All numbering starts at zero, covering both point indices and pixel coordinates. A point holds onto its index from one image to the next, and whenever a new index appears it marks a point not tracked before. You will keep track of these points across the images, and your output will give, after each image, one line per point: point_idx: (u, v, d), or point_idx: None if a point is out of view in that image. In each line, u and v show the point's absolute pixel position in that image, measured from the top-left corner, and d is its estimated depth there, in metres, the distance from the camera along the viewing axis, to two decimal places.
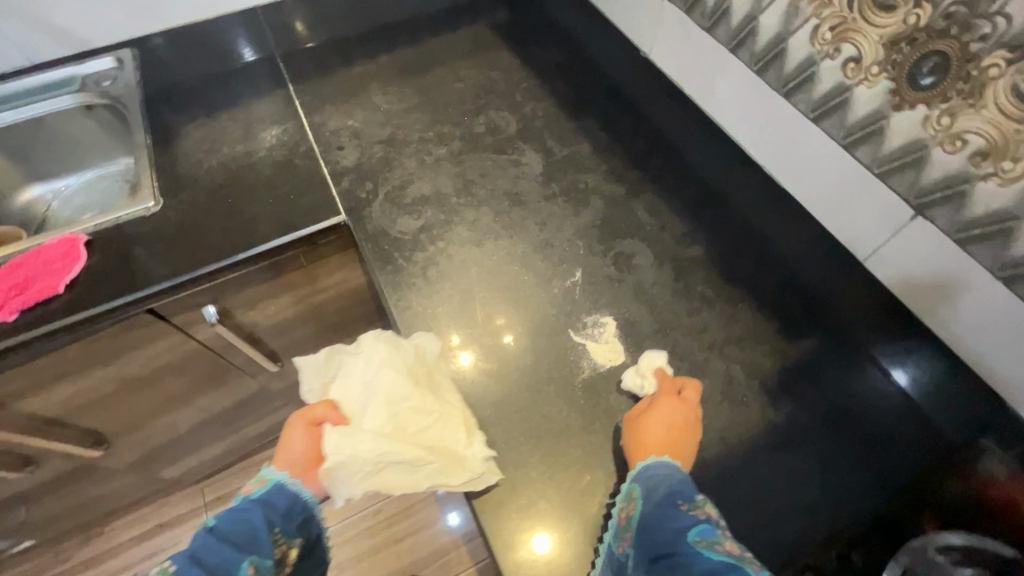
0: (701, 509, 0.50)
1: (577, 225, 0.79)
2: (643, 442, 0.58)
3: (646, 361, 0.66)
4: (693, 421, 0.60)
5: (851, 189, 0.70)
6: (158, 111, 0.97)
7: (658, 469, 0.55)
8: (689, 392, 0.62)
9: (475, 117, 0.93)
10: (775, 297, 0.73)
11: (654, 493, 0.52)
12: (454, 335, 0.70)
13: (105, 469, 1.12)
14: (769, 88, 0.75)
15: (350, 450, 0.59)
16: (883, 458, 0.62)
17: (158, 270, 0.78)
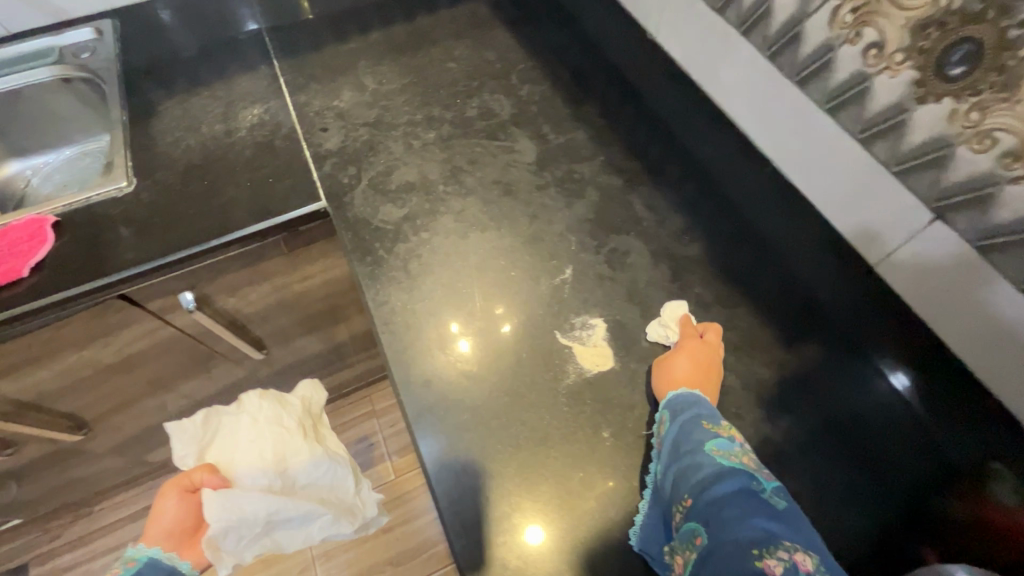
0: (725, 429, 0.52)
1: (570, 218, 0.75)
2: (672, 379, 0.58)
3: (667, 311, 0.66)
4: (718, 361, 0.60)
5: (867, 187, 0.64)
6: (136, 86, 0.93)
7: (688, 397, 0.56)
8: (711, 334, 0.62)
9: (467, 100, 0.88)
10: (778, 300, 0.68)
11: (681, 414, 0.54)
12: (453, 322, 0.67)
13: (88, 452, 1.11)
14: (782, 76, 0.69)
15: (239, 513, 0.63)
16: (876, 472, 0.57)
17: (129, 255, 0.74)
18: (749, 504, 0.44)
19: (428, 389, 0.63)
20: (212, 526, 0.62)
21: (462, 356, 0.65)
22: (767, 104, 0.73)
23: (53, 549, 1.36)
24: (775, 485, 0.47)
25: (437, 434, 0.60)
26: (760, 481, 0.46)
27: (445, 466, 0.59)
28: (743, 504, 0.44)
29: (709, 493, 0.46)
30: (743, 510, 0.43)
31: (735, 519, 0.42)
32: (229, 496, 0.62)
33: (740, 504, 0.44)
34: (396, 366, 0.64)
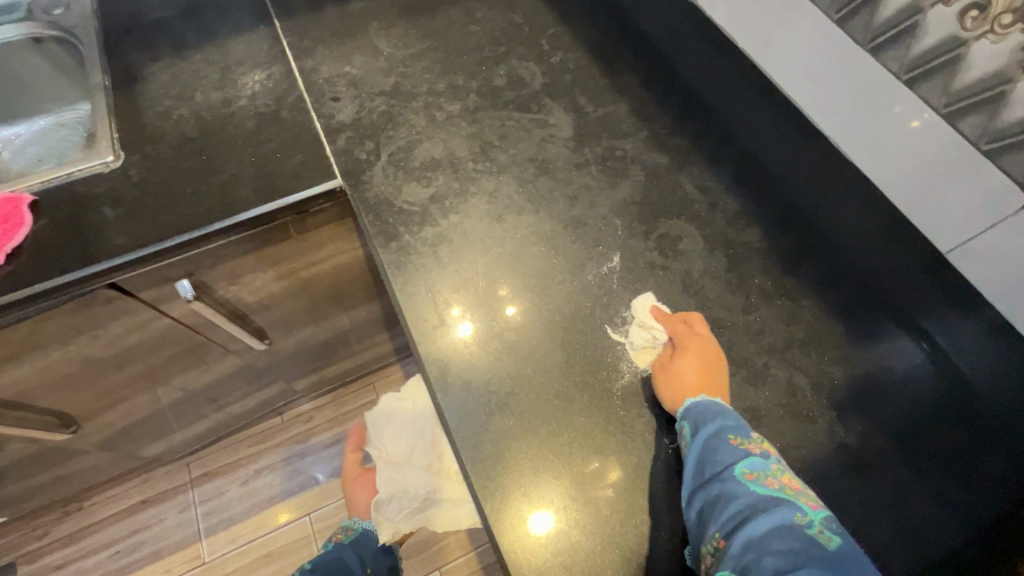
0: (753, 445, 0.47)
1: (613, 200, 0.68)
2: (683, 385, 0.53)
3: (639, 310, 0.60)
4: (721, 356, 0.57)
5: (939, 169, 0.56)
6: (117, 46, 0.82)
7: (709, 405, 0.51)
8: (700, 327, 0.59)
9: (494, 67, 0.79)
10: (842, 292, 0.63)
11: (703, 428, 0.49)
12: (454, 305, 0.61)
13: (74, 450, 1.03)
14: (850, 41, 0.60)
15: (402, 485, 0.67)
16: (943, 463, 0.54)
17: (119, 240, 0.66)
18: (793, 547, 0.39)
19: (468, 392, 0.57)
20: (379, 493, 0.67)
21: (464, 341, 0.59)
22: (823, 74, 0.64)
23: (41, 547, 1.29)
24: (822, 515, 0.42)
25: (477, 444, 0.54)
26: (806, 512, 0.42)
27: (489, 477, 0.53)
28: (785, 547, 0.39)
29: (744, 531, 0.41)
30: (784, 558, 0.38)
31: (776, 568, 0.38)
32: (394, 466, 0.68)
33: (781, 547, 0.39)
34: (430, 367, 0.58)
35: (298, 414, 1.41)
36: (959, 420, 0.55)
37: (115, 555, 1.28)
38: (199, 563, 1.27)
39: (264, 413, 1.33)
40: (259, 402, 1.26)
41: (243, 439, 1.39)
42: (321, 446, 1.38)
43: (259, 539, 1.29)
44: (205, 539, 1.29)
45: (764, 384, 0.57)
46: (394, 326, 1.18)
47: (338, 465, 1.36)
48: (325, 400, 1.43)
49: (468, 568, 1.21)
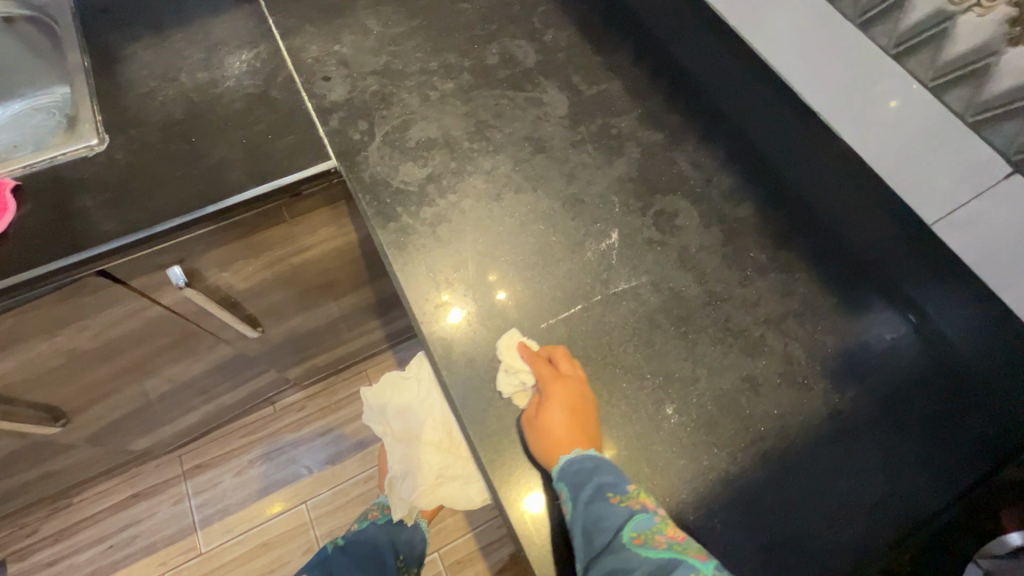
0: (633, 500, 0.48)
1: (610, 177, 0.68)
2: (555, 441, 0.51)
3: (504, 352, 0.57)
4: (587, 396, 0.55)
5: (925, 141, 0.56)
6: (94, 25, 0.79)
7: (584, 462, 0.49)
8: (563, 364, 0.56)
9: (486, 45, 0.79)
10: (833, 262, 0.64)
11: (581, 492, 0.48)
12: (442, 292, 0.61)
13: (61, 445, 1.01)
14: (839, 16, 0.60)
15: (416, 462, 0.67)
16: (932, 428, 0.56)
17: (108, 225, 0.65)
18: None
19: (472, 368, 0.57)
20: (392, 472, 0.68)
21: (452, 328, 0.59)
22: (811, 50, 0.63)
23: (30, 544, 1.27)
24: (712, 566, 0.42)
25: (483, 419, 0.55)
26: (698, 569, 0.42)
27: (497, 451, 0.54)
28: None
29: None
30: None
31: None
32: (405, 445, 0.67)
33: None
34: (434, 346, 0.58)
35: (290, 404, 1.40)
36: (942, 384, 0.58)
37: (109, 549, 1.27)
38: (195, 555, 1.27)
39: (255, 402, 1.32)
40: (251, 392, 1.25)
41: (235, 429, 1.38)
42: (315, 434, 1.37)
43: (255, 529, 1.29)
44: (201, 531, 1.29)
45: (761, 354, 0.59)
46: (387, 312, 1.18)
47: (333, 453, 1.36)
48: (318, 388, 1.42)
49: (467, 549, 1.23)
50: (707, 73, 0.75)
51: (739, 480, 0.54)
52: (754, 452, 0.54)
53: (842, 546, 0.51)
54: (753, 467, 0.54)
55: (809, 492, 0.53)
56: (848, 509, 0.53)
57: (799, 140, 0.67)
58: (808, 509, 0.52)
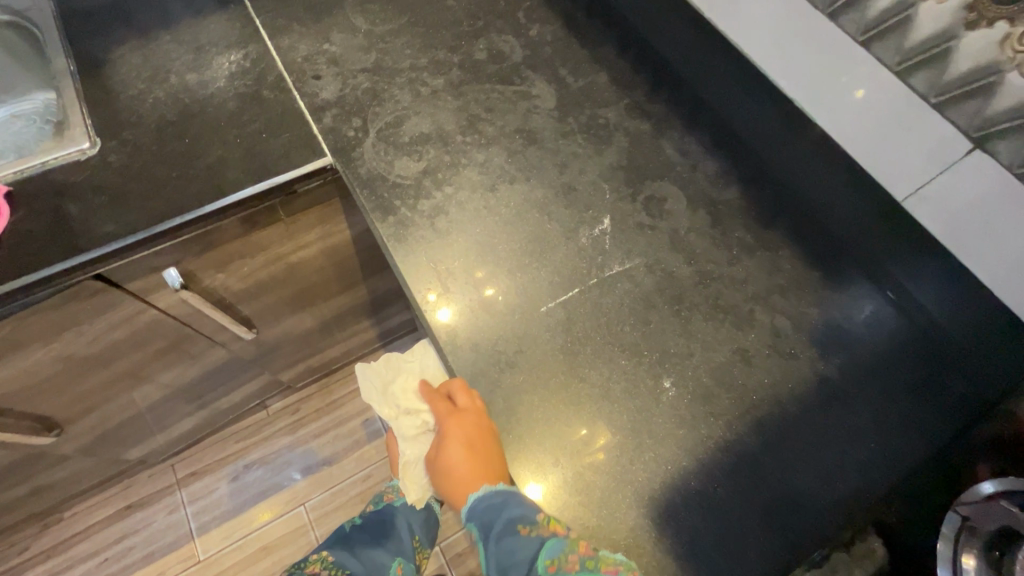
0: (542, 529, 0.51)
1: (601, 165, 0.71)
2: (458, 478, 0.57)
3: None
4: (486, 428, 0.56)
5: (892, 121, 0.59)
6: (78, 29, 0.79)
7: (492, 498, 0.54)
8: (461, 398, 0.57)
9: (473, 42, 0.80)
10: (813, 240, 0.68)
11: (491, 530, 0.53)
12: (430, 290, 0.62)
13: (54, 457, 0.99)
14: (808, 6, 0.61)
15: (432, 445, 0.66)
16: (911, 392, 0.59)
17: (104, 228, 0.65)
18: None
19: (477, 352, 0.60)
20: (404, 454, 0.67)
21: (445, 325, 0.60)
22: (783, 38, 0.65)
23: (22, 562, 1.25)
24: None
25: (490, 400, 0.58)
26: None
27: (507, 431, 0.57)
28: None
29: None
30: None
31: None
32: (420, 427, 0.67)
33: None
34: (440, 333, 0.60)
35: (284, 407, 1.40)
36: (920, 351, 0.61)
37: (104, 563, 1.25)
38: (194, 562, 1.26)
39: (249, 407, 1.32)
40: (245, 395, 1.24)
41: (229, 434, 1.37)
42: (310, 436, 1.37)
43: (253, 534, 1.28)
44: (198, 538, 1.28)
45: (751, 327, 0.62)
46: (379, 311, 1.19)
47: (329, 454, 1.36)
48: (312, 390, 1.42)
49: (467, 541, 1.24)
50: (688, 63, 0.78)
51: (736, 446, 0.56)
52: (749, 421, 0.57)
53: (835, 502, 0.54)
54: (749, 434, 0.57)
55: (800, 453, 0.56)
56: (839, 467, 0.56)
57: (777, 126, 0.71)
58: (801, 470, 0.56)
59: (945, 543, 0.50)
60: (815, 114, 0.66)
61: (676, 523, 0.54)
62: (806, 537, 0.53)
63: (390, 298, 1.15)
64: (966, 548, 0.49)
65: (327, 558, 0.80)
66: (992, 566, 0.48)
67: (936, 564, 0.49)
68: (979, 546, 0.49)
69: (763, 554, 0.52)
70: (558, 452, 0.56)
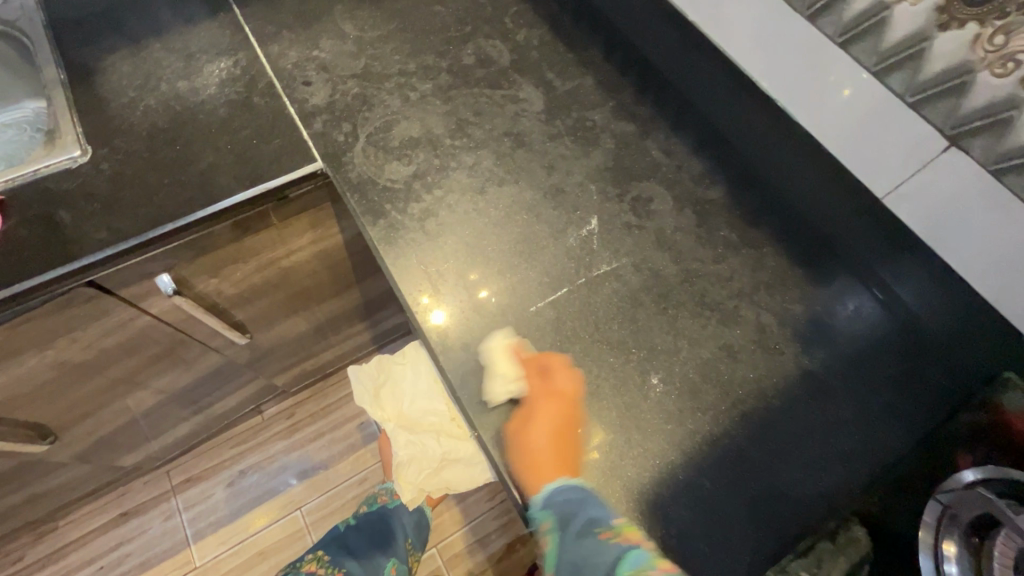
0: (624, 535, 0.49)
1: (588, 167, 0.72)
2: (537, 460, 0.54)
3: (492, 354, 0.59)
4: (576, 416, 0.57)
5: (870, 121, 0.61)
6: (69, 38, 0.80)
7: (572, 492, 0.51)
8: (559, 380, 0.58)
9: (462, 47, 0.81)
10: (798, 237, 0.69)
11: (570, 525, 0.49)
12: (422, 293, 0.63)
13: (48, 464, 0.99)
14: (788, 8, 0.62)
15: (419, 447, 0.71)
16: (894, 384, 0.61)
17: (96, 235, 0.65)
18: None
19: (467, 352, 0.61)
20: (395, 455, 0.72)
21: (439, 326, 0.61)
22: (765, 40, 0.67)
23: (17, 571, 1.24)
24: None
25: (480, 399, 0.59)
26: None
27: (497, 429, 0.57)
28: None
29: None
30: None
31: None
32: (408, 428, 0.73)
33: None
34: (430, 335, 0.61)
35: (279, 411, 1.40)
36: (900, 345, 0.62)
37: (99, 571, 1.25)
38: (190, 569, 1.25)
39: (243, 412, 1.32)
40: (239, 400, 1.24)
41: (224, 440, 1.37)
42: (305, 441, 1.37)
43: (250, 539, 1.28)
44: (194, 544, 1.27)
45: (736, 324, 0.63)
46: (373, 314, 1.19)
47: (324, 458, 1.36)
48: (307, 394, 1.42)
49: (463, 542, 1.25)
50: (673, 66, 0.79)
51: (723, 440, 0.58)
52: (735, 416, 0.59)
53: (819, 493, 0.56)
54: (735, 427, 0.58)
55: (784, 444, 0.58)
56: (824, 458, 0.57)
57: (759, 125, 0.72)
58: (786, 461, 0.57)
59: (926, 531, 0.52)
60: (797, 114, 0.68)
61: (665, 518, 0.55)
62: (793, 526, 0.54)
63: (383, 301, 1.16)
64: (947, 535, 0.51)
65: (322, 556, 0.85)
66: (972, 550, 0.50)
67: (920, 556, 0.52)
68: (959, 533, 0.51)
69: (750, 545, 0.54)
70: None
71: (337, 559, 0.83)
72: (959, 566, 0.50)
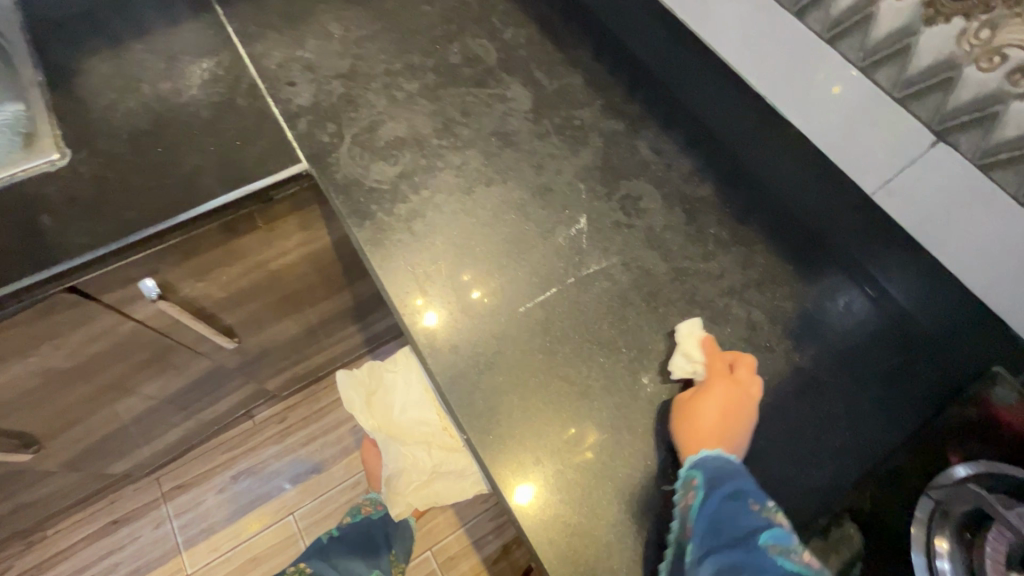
0: (774, 514, 0.47)
1: (576, 166, 0.72)
2: (699, 432, 0.53)
3: (685, 337, 0.60)
4: (749, 408, 0.55)
5: (859, 116, 0.60)
6: (48, 40, 0.78)
7: (725, 463, 0.50)
8: (742, 372, 0.57)
9: (449, 45, 0.81)
10: (789, 233, 0.68)
11: (722, 485, 0.48)
12: (416, 295, 0.62)
13: (35, 474, 0.98)
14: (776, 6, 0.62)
15: (410, 459, 0.71)
16: (885, 379, 0.60)
17: (76, 240, 0.64)
18: None
19: (456, 354, 0.60)
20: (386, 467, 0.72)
21: (430, 329, 0.61)
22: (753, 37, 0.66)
23: None
24: None
25: (470, 401, 0.58)
26: None
27: (486, 432, 0.57)
28: None
29: None
30: None
31: None
32: (399, 441, 0.72)
33: None
34: (419, 337, 0.60)
35: (271, 416, 1.39)
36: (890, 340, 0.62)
37: None
38: None
39: (234, 417, 1.30)
40: (230, 406, 1.23)
41: (215, 445, 1.35)
42: (297, 445, 1.36)
43: (242, 545, 1.27)
44: (186, 552, 1.26)
45: (726, 322, 0.63)
46: (364, 317, 1.18)
47: (317, 462, 1.35)
48: (299, 398, 1.41)
49: (458, 545, 1.24)
50: (661, 63, 0.79)
51: None
52: None
53: (812, 490, 0.55)
54: None
55: (776, 441, 0.57)
56: (815, 454, 0.57)
57: (748, 122, 0.72)
58: (778, 459, 0.56)
59: (919, 527, 0.54)
60: (786, 110, 0.67)
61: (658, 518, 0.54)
62: None
63: (374, 303, 1.15)
64: (939, 531, 0.53)
65: (304, 569, 0.82)
66: (963, 546, 0.52)
67: (912, 551, 0.53)
68: (950, 529, 0.53)
69: None
70: (541, 451, 0.56)
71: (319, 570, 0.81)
72: (951, 561, 0.51)
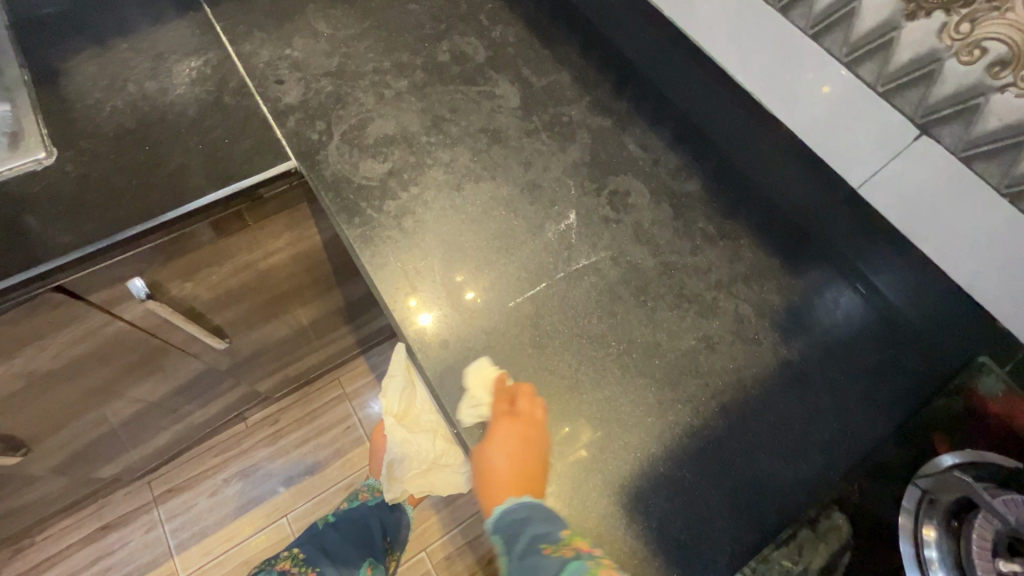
0: (566, 548, 0.48)
1: (564, 162, 0.72)
2: (497, 485, 0.53)
3: (473, 380, 0.58)
4: (537, 441, 0.55)
5: (844, 110, 0.60)
6: (33, 38, 0.78)
7: (517, 512, 0.51)
8: (524, 405, 0.56)
9: (437, 44, 0.81)
10: (775, 228, 0.69)
11: (515, 546, 0.50)
12: (410, 296, 0.62)
13: (22, 478, 0.97)
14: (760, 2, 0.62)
15: (413, 448, 0.67)
16: (872, 371, 0.61)
17: (61, 239, 0.63)
18: None
19: (446, 351, 0.60)
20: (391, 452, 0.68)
21: (425, 329, 0.60)
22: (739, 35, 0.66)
23: None
24: None
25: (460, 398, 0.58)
26: None
27: (477, 427, 0.57)
28: None
29: None
30: None
31: None
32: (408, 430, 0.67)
33: None
34: (409, 334, 0.60)
35: (263, 418, 1.38)
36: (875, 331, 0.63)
37: None
38: None
39: (225, 419, 1.29)
40: (221, 408, 1.22)
41: (206, 448, 1.34)
42: (290, 447, 1.35)
43: (235, 549, 1.26)
44: (178, 556, 1.25)
45: (715, 315, 0.63)
46: (356, 317, 1.18)
47: (310, 464, 1.34)
48: (291, 400, 1.40)
49: (452, 545, 1.24)
50: (649, 61, 0.79)
51: (703, 431, 0.57)
52: (717, 406, 0.58)
53: (801, 481, 0.56)
54: (718, 417, 0.58)
55: (764, 433, 0.58)
56: (803, 446, 0.57)
57: (737, 119, 0.72)
58: (767, 450, 0.57)
59: (906, 517, 0.54)
60: (772, 105, 0.67)
61: (648, 509, 0.54)
62: (774, 516, 0.54)
63: (365, 303, 1.15)
64: (926, 520, 0.53)
65: (298, 556, 0.82)
66: (950, 535, 0.52)
67: (900, 539, 0.53)
68: (939, 519, 0.53)
69: (733, 535, 0.53)
70: None
71: (313, 559, 0.81)
72: (938, 550, 0.52)
